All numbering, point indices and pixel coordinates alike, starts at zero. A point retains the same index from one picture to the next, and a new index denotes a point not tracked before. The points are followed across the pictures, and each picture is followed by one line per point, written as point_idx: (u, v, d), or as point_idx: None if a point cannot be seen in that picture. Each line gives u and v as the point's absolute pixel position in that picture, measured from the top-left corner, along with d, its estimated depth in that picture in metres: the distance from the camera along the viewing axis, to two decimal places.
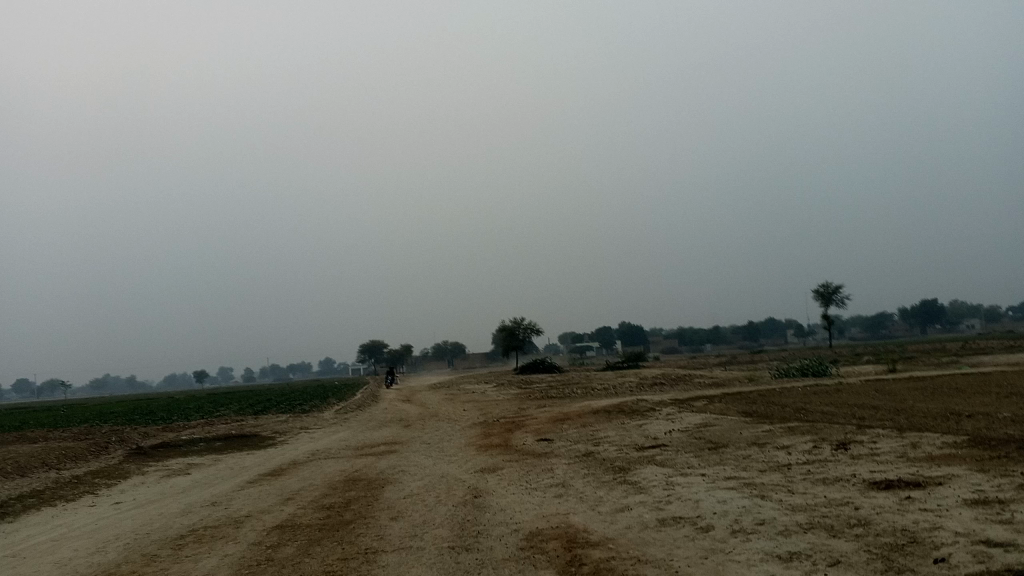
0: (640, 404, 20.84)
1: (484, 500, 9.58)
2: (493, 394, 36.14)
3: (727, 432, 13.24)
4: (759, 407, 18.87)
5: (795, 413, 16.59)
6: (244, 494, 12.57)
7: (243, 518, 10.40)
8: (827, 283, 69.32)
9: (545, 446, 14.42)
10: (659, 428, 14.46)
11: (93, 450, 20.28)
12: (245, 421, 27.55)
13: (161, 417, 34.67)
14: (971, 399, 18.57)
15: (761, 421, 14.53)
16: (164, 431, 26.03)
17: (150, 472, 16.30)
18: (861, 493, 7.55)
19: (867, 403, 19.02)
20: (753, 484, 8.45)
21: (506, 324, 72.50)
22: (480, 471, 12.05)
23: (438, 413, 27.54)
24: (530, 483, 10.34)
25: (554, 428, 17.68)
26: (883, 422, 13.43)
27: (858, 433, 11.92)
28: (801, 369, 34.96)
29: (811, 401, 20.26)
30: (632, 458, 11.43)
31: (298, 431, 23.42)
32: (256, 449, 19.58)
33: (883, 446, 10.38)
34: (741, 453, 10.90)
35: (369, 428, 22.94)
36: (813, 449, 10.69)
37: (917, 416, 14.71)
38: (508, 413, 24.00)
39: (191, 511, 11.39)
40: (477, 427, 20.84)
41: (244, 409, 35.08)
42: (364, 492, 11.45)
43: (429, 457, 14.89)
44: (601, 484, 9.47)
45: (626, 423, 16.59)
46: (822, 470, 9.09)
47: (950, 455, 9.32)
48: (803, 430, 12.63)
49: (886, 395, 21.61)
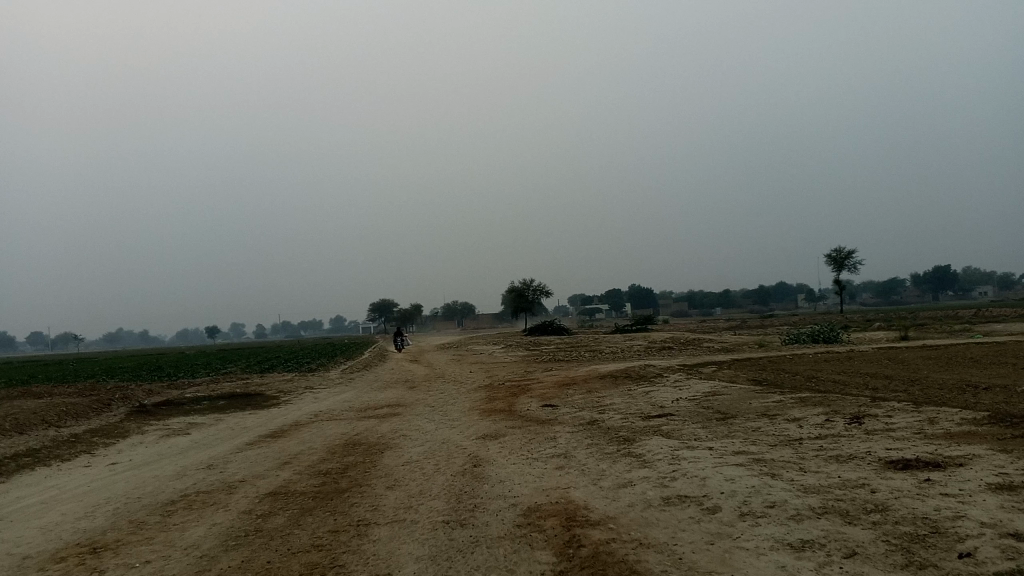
0: (647, 369, 20.51)
1: (484, 470, 9.25)
2: (501, 355, 35.96)
3: (736, 401, 12.91)
4: (769, 374, 18.48)
5: (806, 382, 16.21)
6: (242, 457, 12.35)
7: (237, 483, 10.14)
8: (840, 248, 68.61)
9: (550, 412, 14.13)
10: (667, 397, 14.14)
11: (96, 407, 20.12)
12: (251, 379, 27.43)
13: (169, 373, 34.66)
14: (987, 370, 18.14)
15: (772, 390, 14.17)
16: (169, 388, 25.94)
17: (150, 431, 16.12)
18: (877, 473, 7.19)
19: (879, 372, 18.61)
20: (763, 461, 8.08)
21: (516, 285, 72.15)
22: (482, 439, 11.72)
23: (445, 374, 27.36)
24: (532, 452, 10.03)
25: (560, 393, 17.38)
26: (897, 394, 13.03)
27: (873, 406, 11.54)
28: (813, 334, 34.53)
29: (823, 369, 19.87)
30: (637, 428, 11.10)
31: (303, 390, 23.26)
32: (258, 409, 19.37)
33: (899, 421, 9.99)
34: (750, 425, 10.54)
35: (374, 389, 22.74)
36: (826, 422, 10.32)
37: (933, 388, 14.31)
38: (515, 377, 23.75)
39: (186, 474, 11.16)
40: (482, 390, 20.53)
41: (250, 367, 34.94)
42: (363, 457, 11.19)
43: (431, 421, 14.60)
44: (604, 456, 9.14)
45: (633, 390, 16.29)
46: (835, 447, 8.73)
47: (969, 433, 8.92)
48: (815, 402, 12.25)
49: (899, 364, 21.22)
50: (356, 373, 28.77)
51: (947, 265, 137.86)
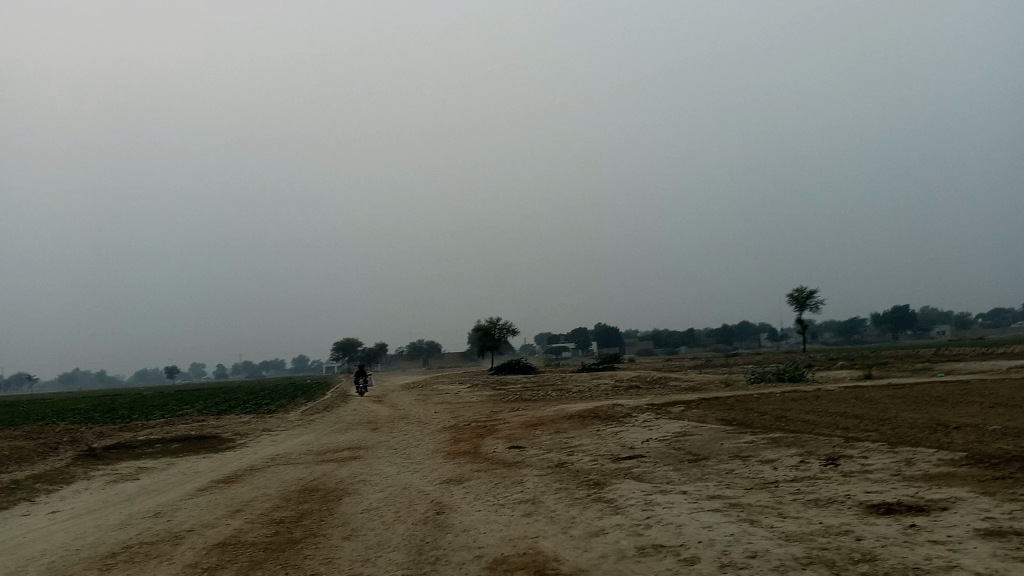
0: (616, 409, 20.14)
1: (447, 518, 8.77)
2: (467, 395, 35.36)
3: (707, 442, 12.57)
4: (739, 414, 18.21)
5: (776, 422, 15.98)
6: (191, 504, 11.69)
7: (184, 533, 9.52)
8: (802, 288, 69.36)
9: (516, 454, 13.70)
10: (636, 437, 13.78)
11: (41, 451, 19.18)
12: (207, 421, 26.52)
13: (122, 415, 33.50)
14: (955, 409, 18.02)
15: (743, 430, 13.88)
16: (122, 431, 24.96)
17: (97, 476, 15.33)
18: (860, 518, 6.87)
19: (848, 412, 18.43)
20: (739, 506, 7.72)
21: (482, 324, 71.62)
22: (446, 483, 11.23)
23: (408, 415, 26.72)
24: (497, 498, 9.57)
25: (527, 434, 16.93)
26: (870, 434, 12.79)
27: (847, 447, 11.28)
28: (778, 373, 34.47)
29: (792, 409, 19.66)
30: (608, 471, 10.70)
31: (260, 432, 22.49)
32: (213, 452, 18.61)
33: (875, 462, 9.74)
34: (723, 467, 10.21)
35: (335, 430, 22.07)
36: (801, 464, 10.02)
37: (904, 427, 14.12)
38: (480, 417, 23.25)
39: (130, 524, 10.49)
40: (447, 431, 19.98)
41: (208, 408, 33.93)
42: (320, 505, 10.62)
43: (393, 465, 14.03)
44: (574, 501, 8.72)
45: (601, 430, 15.93)
46: (812, 490, 8.42)
47: (948, 474, 8.66)
48: (788, 443, 11.97)
49: (867, 403, 21.10)
50: (318, 414, 28.02)
51: (905, 305, 140.19)
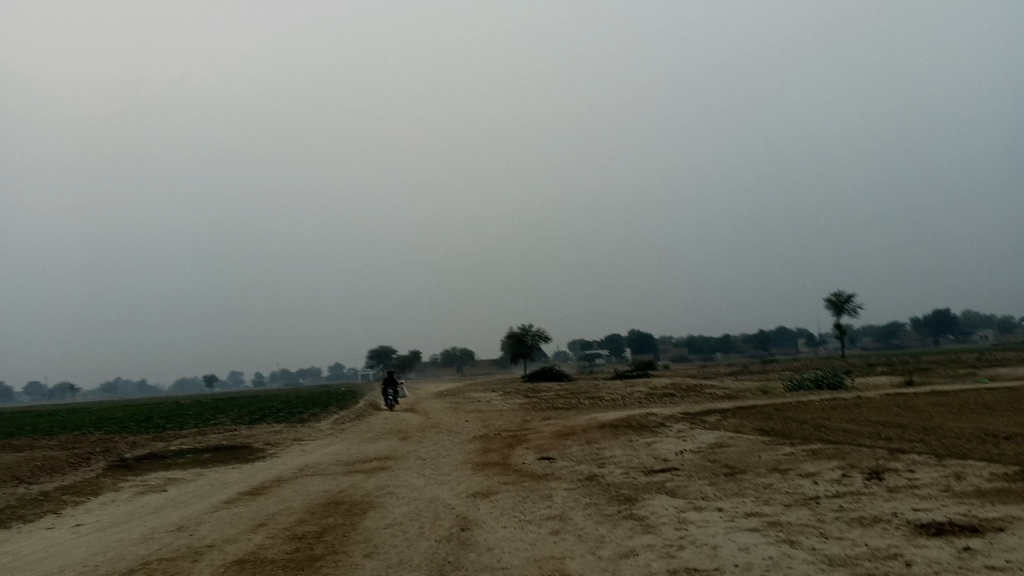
0: (649, 418, 19.71)
1: (472, 535, 8.45)
2: (498, 403, 35.08)
3: (744, 454, 12.12)
4: (776, 423, 17.66)
5: (814, 432, 15.44)
6: (215, 517, 11.52)
7: (204, 549, 9.32)
8: (840, 291, 68.05)
9: (546, 466, 13.35)
10: (669, 449, 13.36)
11: (72, 461, 19.23)
12: (238, 430, 26.51)
13: (156, 424, 33.66)
14: (1003, 418, 17.32)
15: (781, 441, 13.39)
16: (153, 441, 25.01)
17: (125, 487, 15.27)
18: (909, 540, 6.43)
19: (891, 421, 17.79)
20: (779, 525, 7.30)
21: (515, 331, 71.41)
22: (472, 497, 10.91)
23: (439, 424, 26.48)
24: (524, 513, 9.24)
25: (557, 445, 16.57)
26: (914, 446, 12.25)
27: (891, 459, 10.78)
28: (815, 380, 33.75)
29: (831, 418, 19.06)
30: (639, 485, 10.32)
31: (290, 442, 22.40)
32: (242, 463, 18.51)
33: (923, 477, 9.23)
34: (761, 481, 9.77)
35: (364, 440, 21.88)
36: (843, 478, 9.55)
37: (951, 437, 13.53)
38: (511, 426, 22.92)
39: (152, 538, 10.33)
40: (477, 441, 19.67)
41: (241, 418, 33.99)
42: (344, 519, 10.39)
43: (420, 476, 13.75)
44: (603, 519, 8.35)
45: (634, 441, 15.51)
46: (856, 507, 7.97)
47: (1003, 490, 8.16)
48: (828, 455, 11.48)
49: (910, 411, 20.41)
50: (350, 423, 27.88)
51: (946, 309, 137.39)
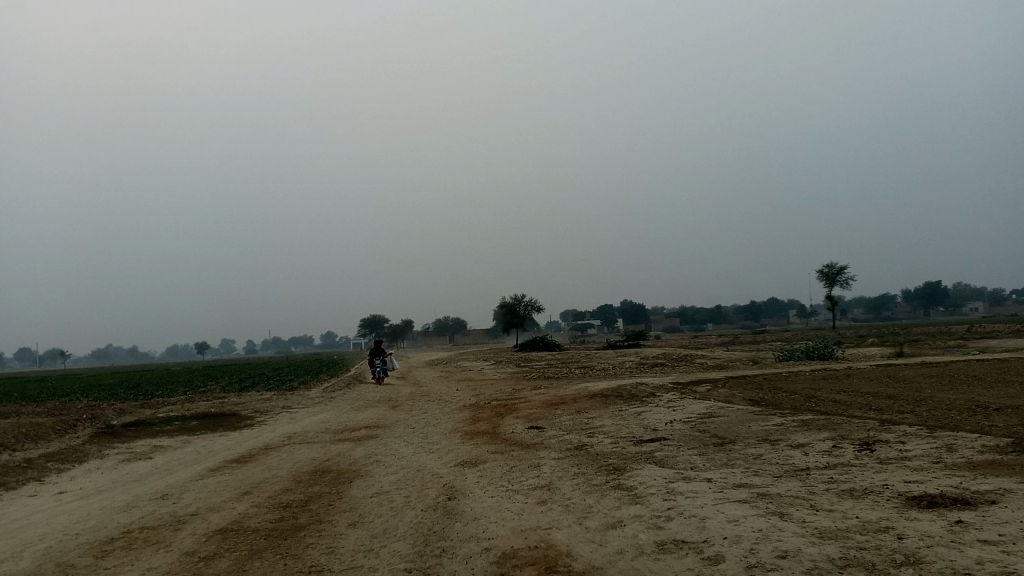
0: (639, 388, 19.62)
1: (458, 504, 8.34)
2: (490, 372, 35.03)
3: (733, 425, 12.03)
4: (767, 394, 17.58)
5: (805, 402, 15.37)
6: (200, 485, 11.39)
7: (187, 518, 9.18)
8: (832, 263, 68.12)
9: (535, 435, 13.24)
10: (659, 419, 13.26)
11: (59, 428, 19.09)
12: (227, 398, 26.37)
13: (145, 392, 33.46)
14: (993, 390, 17.28)
15: (771, 411, 13.30)
16: (142, 408, 24.85)
17: (110, 455, 15.13)
18: (900, 513, 6.33)
19: (882, 392, 17.74)
20: (768, 496, 7.19)
21: (507, 300, 71.30)
22: (460, 466, 10.80)
23: (430, 393, 26.40)
24: (512, 483, 9.13)
25: (547, 414, 16.46)
26: (906, 418, 12.17)
27: (882, 431, 10.70)
28: (806, 350, 33.76)
29: (822, 388, 18.99)
30: (628, 455, 10.21)
31: (280, 410, 22.28)
32: (231, 430, 18.38)
33: (914, 449, 9.15)
34: (751, 452, 9.68)
35: (354, 408, 21.76)
36: (834, 449, 9.46)
37: (941, 409, 13.47)
38: (501, 396, 22.82)
39: (135, 506, 10.19)
40: (467, 410, 19.58)
41: (231, 385, 33.86)
42: (329, 488, 10.26)
43: (409, 445, 13.65)
44: (590, 489, 8.24)
45: (624, 410, 15.40)
46: (847, 479, 7.87)
47: (995, 462, 8.08)
48: (819, 425, 11.40)
49: (901, 382, 20.36)
50: (340, 391, 27.78)
51: (937, 281, 137.92)
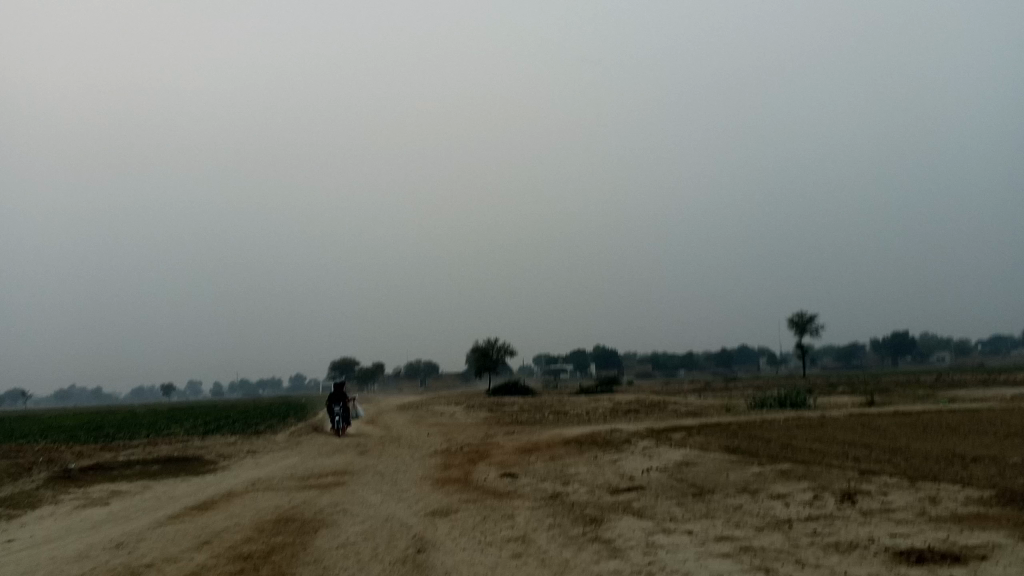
0: (614, 434, 19.34)
1: (428, 557, 7.99)
2: (462, 417, 34.53)
3: (711, 473, 11.78)
4: (743, 441, 17.38)
5: (782, 450, 15.17)
6: (158, 533, 10.90)
7: (142, 569, 8.73)
8: (801, 311, 68.63)
9: (509, 482, 12.91)
10: (636, 466, 12.99)
11: (12, 472, 18.35)
12: (191, 441, 25.66)
13: (107, 434, 32.54)
14: (968, 440, 17.21)
15: (748, 460, 13.09)
16: (102, 451, 24.09)
17: (66, 500, 14.52)
18: (890, 569, 6.10)
19: (857, 441, 17.61)
20: (752, 550, 6.94)
21: (480, 344, 70.91)
22: (430, 516, 10.42)
23: (400, 438, 25.91)
24: (485, 535, 8.79)
25: (520, 460, 16.13)
26: (884, 467, 12.01)
27: (863, 481, 10.52)
28: (779, 397, 33.69)
29: (797, 436, 18.83)
30: (605, 504, 9.91)
31: (245, 455, 21.67)
32: (193, 475, 17.79)
33: (897, 500, 8.96)
34: (731, 502, 9.44)
35: (322, 454, 21.23)
36: (815, 500, 9.25)
37: (919, 459, 13.34)
38: (473, 441, 22.44)
39: (88, 556, 9.69)
40: (439, 456, 19.14)
41: (195, 429, 32.98)
42: (293, 538, 9.85)
43: (377, 493, 13.22)
44: (568, 541, 7.94)
45: (599, 457, 15.11)
46: (831, 531, 7.65)
47: (979, 514, 7.91)
48: (798, 475, 11.19)
49: (875, 431, 20.27)
50: (308, 436, 27.14)
51: (905, 331, 139.81)
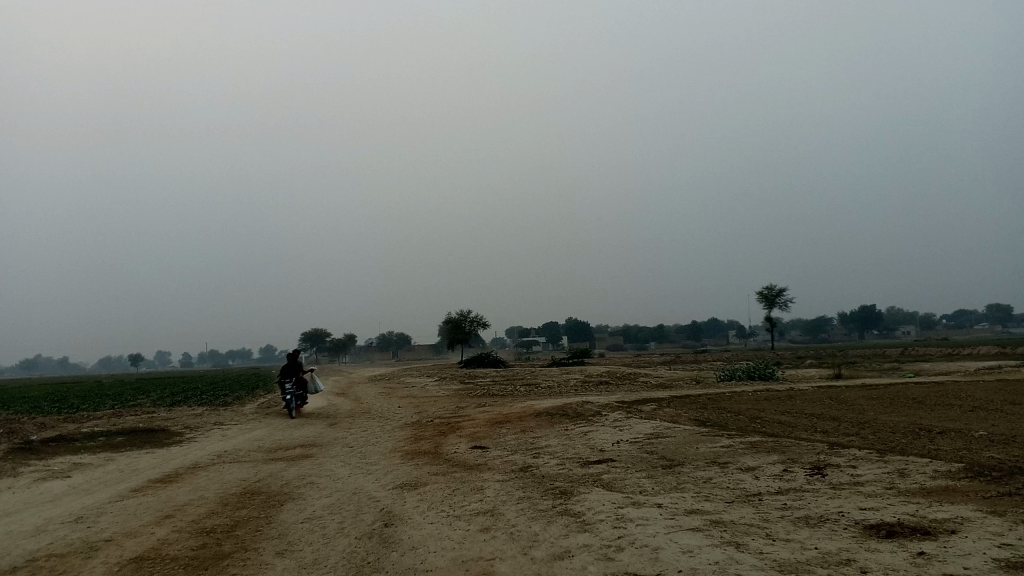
0: (584, 406, 19.30)
1: (395, 532, 7.84)
2: (433, 389, 34.43)
3: (681, 446, 11.75)
4: (712, 414, 17.42)
5: (751, 423, 15.20)
6: (119, 507, 10.63)
7: (100, 544, 8.48)
8: (771, 284, 69.27)
9: (478, 455, 12.79)
10: (605, 439, 12.94)
11: None
12: (157, 413, 25.26)
13: (71, 405, 31.97)
14: (933, 413, 17.39)
15: (718, 433, 13.08)
16: (65, 422, 23.64)
17: (25, 473, 14.16)
18: (861, 543, 6.06)
19: (825, 414, 17.73)
20: (722, 524, 6.86)
21: (453, 316, 70.78)
22: (399, 489, 10.27)
23: (371, 410, 25.74)
24: (453, 508, 8.66)
25: (491, 433, 16.05)
26: (853, 441, 12.06)
27: (832, 454, 10.54)
28: (748, 370, 33.95)
29: (765, 409, 18.93)
30: (575, 477, 9.82)
31: (212, 427, 21.37)
32: (158, 448, 17.48)
33: (866, 474, 8.96)
34: (700, 475, 9.40)
35: (291, 426, 20.98)
36: (786, 473, 9.23)
37: (886, 432, 13.42)
38: (444, 413, 22.33)
39: (45, 531, 9.40)
40: (409, 428, 19.00)
41: (161, 400, 32.53)
42: (258, 512, 9.65)
43: (345, 466, 13.04)
44: (537, 514, 7.82)
45: (569, 430, 15.05)
46: (801, 505, 7.61)
47: (948, 488, 7.91)
48: (768, 448, 11.20)
49: (843, 404, 20.44)
50: (277, 407, 26.87)
51: (871, 305, 141.87)
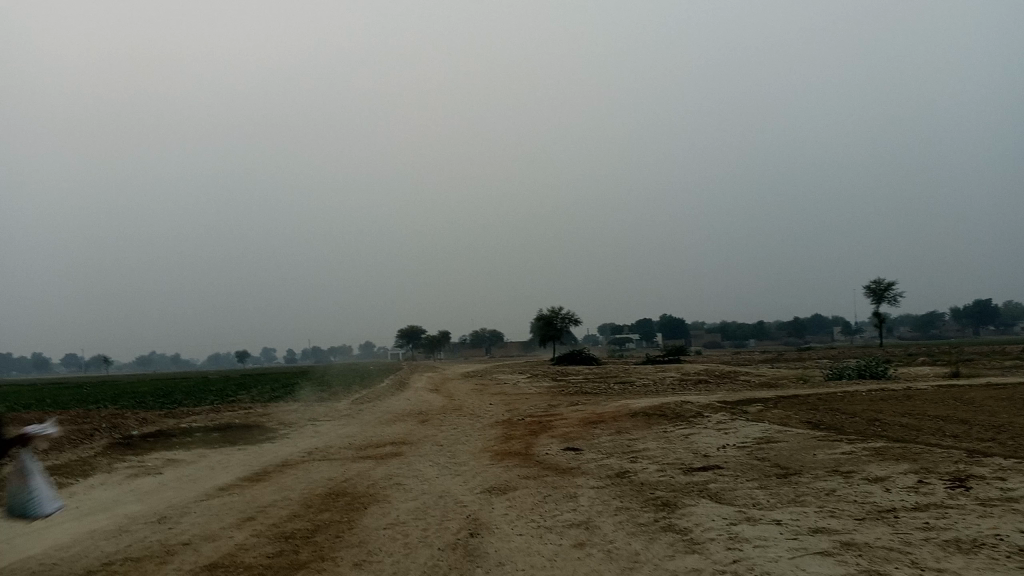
0: (683, 406, 18.25)
1: (480, 544, 7.16)
2: (526, 386, 33.85)
3: (795, 452, 10.68)
4: (825, 416, 16.10)
5: (871, 426, 13.91)
6: (203, 508, 10.36)
7: (178, 548, 8.13)
8: (879, 278, 65.73)
9: (572, 457, 12.02)
10: (710, 443, 11.97)
11: (74, 437, 18.29)
12: (253, 409, 25.49)
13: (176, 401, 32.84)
14: None
15: (835, 437, 11.91)
16: (166, 418, 24.08)
17: (120, 469, 14.20)
18: None
19: (951, 416, 16.20)
20: (856, 547, 5.91)
21: (545, 312, 70.03)
22: (486, 494, 9.63)
23: (462, 406, 25.33)
24: (544, 518, 7.93)
25: (585, 433, 15.29)
26: (992, 448, 10.73)
27: (973, 463, 9.30)
28: (858, 368, 32.01)
29: (883, 410, 17.49)
30: (679, 486, 8.95)
31: (304, 423, 21.32)
32: (251, 444, 17.42)
33: (1020, 488, 7.76)
34: (822, 487, 8.37)
35: (382, 423, 20.70)
36: (921, 486, 8.11)
37: None
38: (536, 412, 21.66)
39: (127, 531, 9.15)
40: (499, 427, 18.42)
41: (260, 395, 33.04)
42: (341, 516, 9.17)
43: (434, 466, 12.53)
44: (638, 530, 7.01)
45: (669, 432, 14.08)
46: (947, 525, 6.54)
47: None
48: (896, 455, 10.02)
49: (969, 405, 18.78)
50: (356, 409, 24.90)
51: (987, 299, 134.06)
